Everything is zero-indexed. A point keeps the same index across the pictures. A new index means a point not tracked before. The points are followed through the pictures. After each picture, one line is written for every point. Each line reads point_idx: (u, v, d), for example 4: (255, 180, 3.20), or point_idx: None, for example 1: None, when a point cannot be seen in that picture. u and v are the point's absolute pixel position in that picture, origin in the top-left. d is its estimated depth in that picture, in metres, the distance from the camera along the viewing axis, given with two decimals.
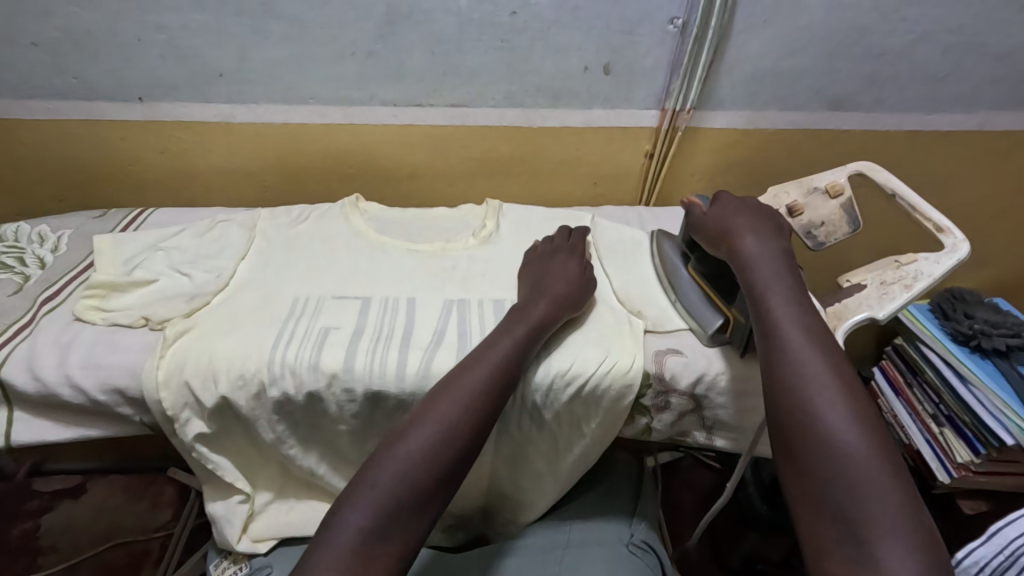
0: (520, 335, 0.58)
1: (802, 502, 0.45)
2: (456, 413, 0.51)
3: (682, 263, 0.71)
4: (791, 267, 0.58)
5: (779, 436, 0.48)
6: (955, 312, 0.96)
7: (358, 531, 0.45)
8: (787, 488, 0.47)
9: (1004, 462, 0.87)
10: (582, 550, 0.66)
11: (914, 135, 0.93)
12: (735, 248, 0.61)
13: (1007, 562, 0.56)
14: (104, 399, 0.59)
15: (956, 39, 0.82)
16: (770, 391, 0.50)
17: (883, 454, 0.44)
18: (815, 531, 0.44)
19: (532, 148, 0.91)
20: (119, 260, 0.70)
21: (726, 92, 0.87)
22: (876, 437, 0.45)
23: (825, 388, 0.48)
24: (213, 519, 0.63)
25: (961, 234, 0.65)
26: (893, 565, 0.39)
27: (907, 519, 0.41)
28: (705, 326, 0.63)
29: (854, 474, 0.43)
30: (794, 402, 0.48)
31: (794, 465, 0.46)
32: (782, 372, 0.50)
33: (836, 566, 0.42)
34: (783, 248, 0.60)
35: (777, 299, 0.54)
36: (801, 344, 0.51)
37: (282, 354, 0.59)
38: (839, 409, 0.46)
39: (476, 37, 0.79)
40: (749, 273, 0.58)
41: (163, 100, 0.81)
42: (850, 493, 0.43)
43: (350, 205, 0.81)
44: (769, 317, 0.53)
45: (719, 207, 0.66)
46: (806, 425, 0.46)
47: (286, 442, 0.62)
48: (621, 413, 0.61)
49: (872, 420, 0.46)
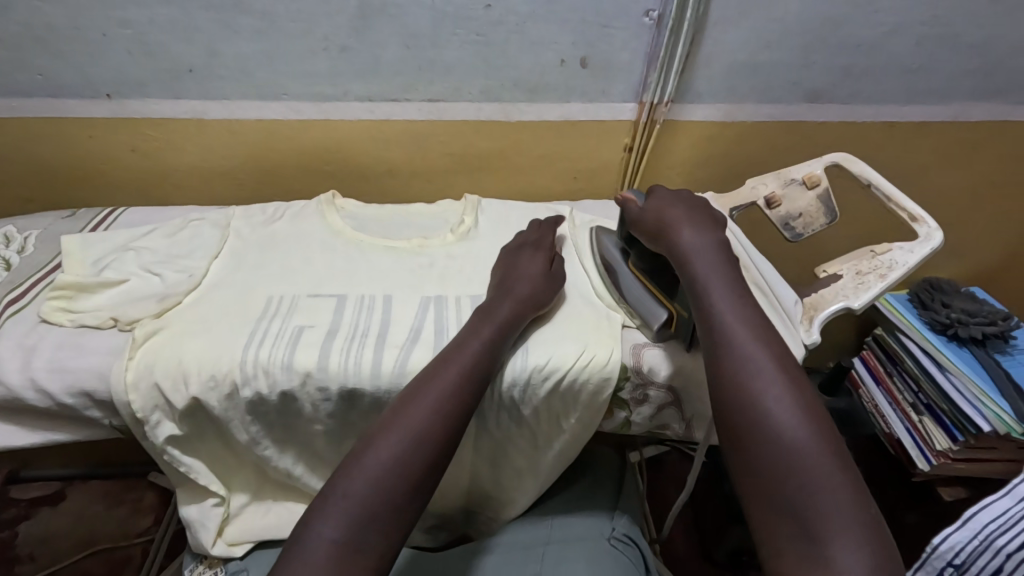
0: (487, 338, 0.57)
1: (757, 500, 0.44)
2: (424, 421, 0.50)
3: (622, 260, 0.69)
4: (728, 258, 0.58)
5: (730, 434, 0.47)
6: (932, 302, 0.97)
7: (332, 545, 0.44)
8: (740, 487, 0.46)
9: (984, 449, 0.87)
10: (563, 545, 0.66)
11: (890, 126, 0.94)
12: (674, 242, 0.60)
13: (981, 546, 0.56)
14: (71, 402, 0.57)
15: (930, 30, 0.83)
16: (717, 389, 0.49)
17: (831, 448, 0.44)
18: (770, 530, 0.42)
19: (511, 143, 0.90)
20: (88, 261, 0.69)
21: (704, 85, 0.87)
22: (823, 431, 0.45)
23: (769, 385, 0.47)
24: (186, 523, 0.62)
25: (934, 223, 0.65)
26: (847, 563, 0.39)
27: (859, 513, 0.41)
28: (651, 322, 0.62)
29: (803, 470, 0.43)
30: (742, 400, 0.47)
31: (745, 464, 0.45)
32: (727, 370, 0.49)
33: (792, 566, 0.40)
34: (721, 238, 0.59)
35: (719, 295, 0.54)
36: (745, 340, 0.50)
37: (254, 353, 0.58)
38: (785, 402, 0.46)
39: (451, 31, 0.78)
40: (688, 269, 0.57)
41: (132, 97, 0.80)
42: (802, 489, 0.42)
43: (326, 202, 0.80)
44: (712, 314, 0.53)
45: (654, 201, 0.65)
46: (756, 422, 0.46)
47: (260, 443, 0.61)
48: (600, 406, 0.61)
49: (817, 413, 0.46)
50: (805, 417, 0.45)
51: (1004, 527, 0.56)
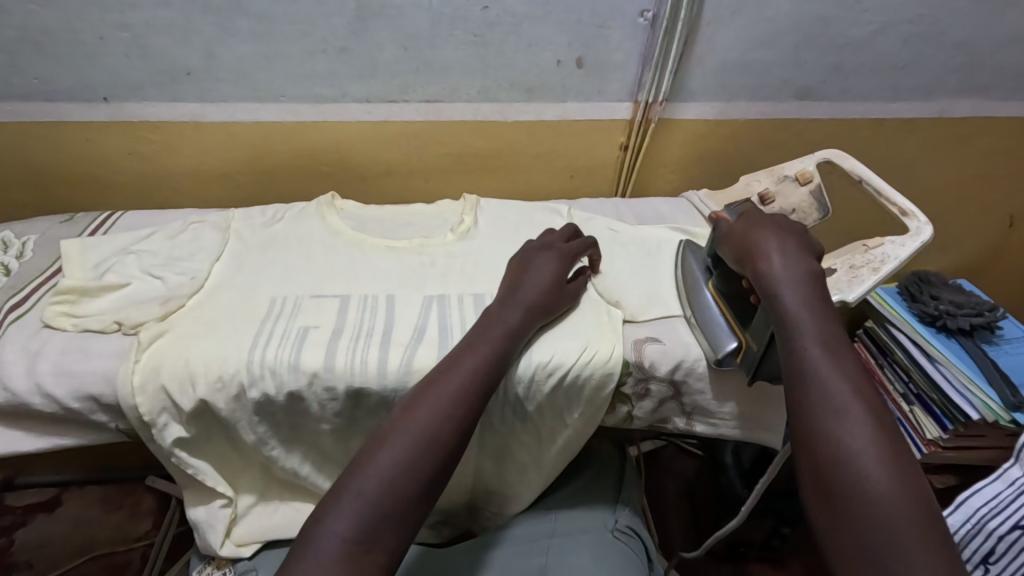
0: (496, 347, 0.57)
1: (845, 562, 0.41)
2: (435, 426, 0.51)
3: (704, 280, 0.69)
4: (821, 293, 0.54)
5: (818, 490, 0.44)
6: (921, 294, 0.99)
7: (343, 542, 0.44)
8: (828, 550, 0.42)
9: (972, 437, 0.90)
10: (567, 537, 0.67)
11: (878, 123, 0.96)
12: (760, 269, 0.56)
13: (973, 530, 0.58)
14: (78, 407, 0.57)
15: (916, 29, 0.85)
16: (804, 439, 0.46)
17: (925, 510, 0.40)
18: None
19: (507, 143, 0.91)
20: (88, 265, 0.69)
21: (697, 84, 0.88)
22: (918, 490, 0.41)
23: (865, 442, 0.44)
24: (194, 523, 0.62)
25: (924, 218, 0.67)
26: None
27: None
28: (717, 347, 0.61)
29: (898, 531, 0.39)
30: (832, 454, 0.44)
31: (832, 517, 0.42)
32: (815, 412, 0.47)
33: None
34: (814, 268, 0.56)
35: (809, 337, 0.50)
36: (832, 378, 0.48)
37: (261, 355, 0.58)
38: (876, 452, 0.43)
39: (448, 33, 0.79)
40: (775, 297, 0.54)
41: (130, 100, 0.80)
42: (893, 552, 0.39)
43: (326, 203, 0.80)
44: (797, 346, 0.50)
45: (743, 224, 0.63)
46: (847, 479, 0.43)
47: (267, 443, 0.61)
48: (603, 402, 0.62)
49: (918, 480, 0.42)
50: (898, 472, 0.42)
51: (996, 510, 0.58)
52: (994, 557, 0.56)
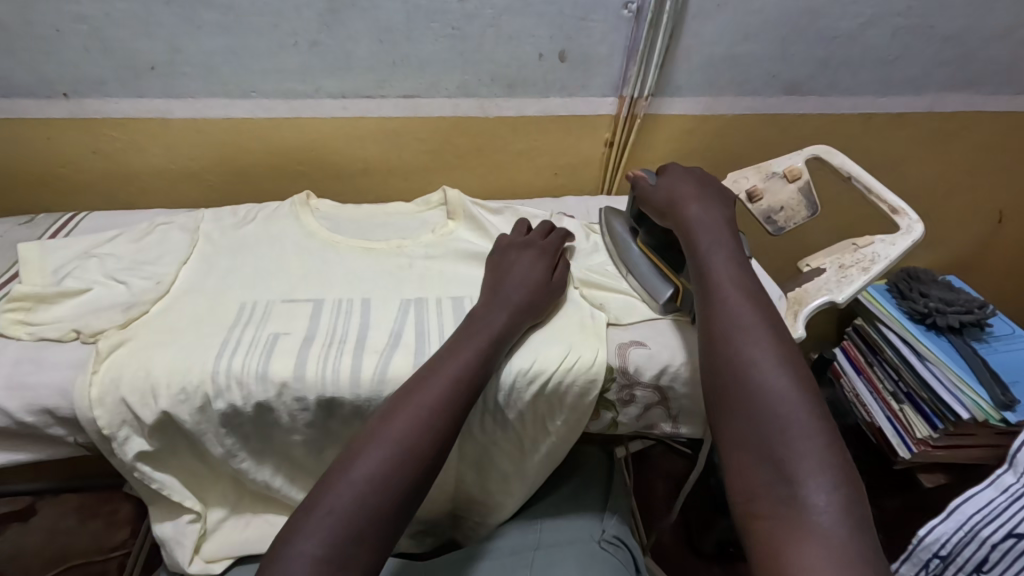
0: (478, 351, 0.55)
1: (734, 446, 0.45)
2: (409, 434, 0.49)
3: (631, 238, 0.72)
4: (732, 232, 0.60)
5: (714, 388, 0.49)
6: (911, 292, 0.98)
7: (315, 562, 0.42)
8: (720, 438, 0.47)
9: (963, 436, 0.88)
10: (552, 548, 0.65)
11: (867, 118, 0.94)
12: (682, 215, 0.62)
13: (966, 537, 0.58)
14: (32, 421, 0.54)
15: (906, 21, 0.83)
16: (706, 348, 0.52)
17: (812, 402, 0.46)
18: (745, 474, 0.44)
19: (490, 139, 0.89)
20: (48, 269, 0.65)
21: (683, 79, 0.86)
22: (804, 386, 0.47)
23: (758, 344, 0.49)
24: (161, 540, 0.59)
25: (915, 215, 0.65)
26: (818, 500, 0.40)
27: (833, 459, 0.42)
28: (656, 297, 0.65)
29: (780, 415, 0.45)
30: (727, 356, 0.49)
31: (729, 416, 0.47)
32: (718, 328, 0.52)
33: (767, 505, 0.42)
34: (726, 216, 0.62)
35: (716, 263, 0.56)
36: (732, 295, 0.53)
37: (227, 364, 0.55)
38: (770, 358, 0.48)
39: (424, 25, 0.76)
40: (692, 239, 0.60)
41: (91, 96, 0.76)
42: (776, 433, 0.44)
43: (300, 203, 0.78)
44: (705, 271, 0.56)
45: (668, 176, 0.67)
46: (739, 376, 0.48)
47: (236, 456, 0.59)
48: (587, 409, 0.59)
49: (802, 371, 0.48)
50: (791, 374, 0.47)
51: (989, 517, 0.58)
52: (987, 566, 0.57)
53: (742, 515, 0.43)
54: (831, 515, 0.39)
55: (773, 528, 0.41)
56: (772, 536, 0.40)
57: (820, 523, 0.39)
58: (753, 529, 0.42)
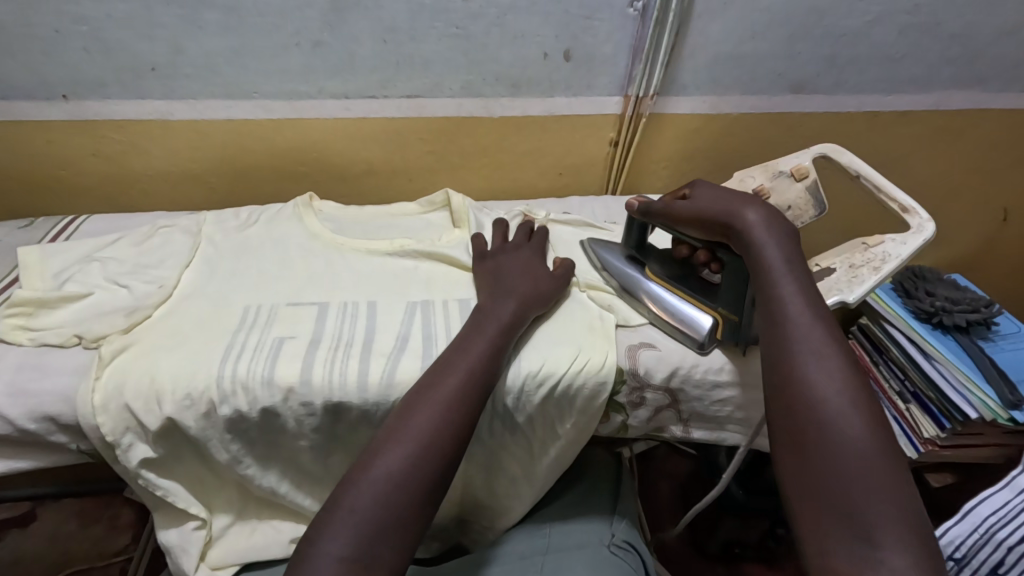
0: (489, 347, 0.54)
1: (806, 495, 0.42)
2: (431, 432, 0.48)
3: (638, 270, 0.68)
4: (798, 248, 0.54)
5: (788, 427, 0.45)
6: (917, 291, 0.98)
7: (341, 561, 0.41)
8: (790, 482, 0.43)
9: (971, 435, 0.86)
10: (563, 553, 0.65)
11: (873, 117, 0.93)
12: (739, 226, 0.56)
13: (981, 540, 0.58)
14: (34, 429, 0.54)
15: (913, 18, 0.82)
16: (778, 381, 0.47)
17: (887, 450, 0.42)
18: (816, 528, 0.40)
19: (494, 141, 0.88)
20: (48, 273, 0.65)
21: (689, 78, 0.85)
22: (889, 437, 0.42)
23: (834, 383, 0.45)
24: (166, 548, 0.58)
25: (926, 214, 0.65)
26: (901, 567, 0.37)
27: (917, 524, 0.39)
28: (695, 329, 0.60)
29: (861, 466, 0.41)
30: (802, 393, 0.45)
31: (802, 460, 0.43)
32: (794, 357, 0.47)
33: (842, 565, 0.38)
34: (791, 227, 0.56)
35: (788, 286, 0.51)
36: (806, 324, 0.49)
37: (232, 369, 0.55)
38: (843, 398, 0.44)
39: (429, 25, 0.75)
40: (756, 256, 0.54)
41: (90, 98, 0.75)
42: (857, 487, 0.40)
43: (303, 205, 0.77)
44: (775, 293, 0.51)
45: (703, 189, 0.62)
46: (816, 417, 0.44)
47: (241, 462, 0.58)
48: (596, 411, 0.59)
49: (882, 418, 0.44)
50: (867, 417, 0.43)
51: (1004, 520, 0.58)
52: (1003, 568, 0.56)
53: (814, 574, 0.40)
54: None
55: None
56: None
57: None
58: None
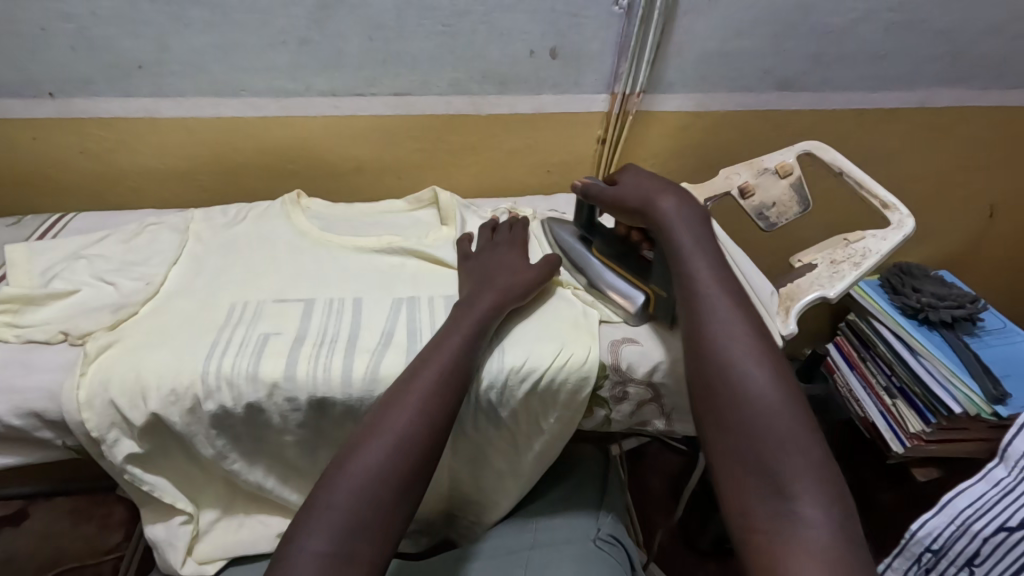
0: (464, 340, 0.55)
1: (727, 458, 0.46)
2: (408, 425, 0.49)
3: (584, 248, 0.71)
4: (710, 231, 0.59)
5: (706, 398, 0.49)
6: (903, 287, 0.98)
7: (319, 556, 0.42)
8: (712, 449, 0.47)
9: (957, 430, 0.88)
10: (549, 548, 0.65)
11: (859, 114, 0.94)
12: (658, 212, 0.61)
13: (958, 531, 0.59)
14: (20, 424, 0.54)
15: (897, 16, 0.83)
16: (696, 355, 0.51)
17: (798, 412, 0.46)
18: (738, 490, 0.44)
19: (482, 138, 0.88)
20: (35, 270, 0.65)
21: (676, 75, 0.86)
22: (794, 398, 0.47)
23: (745, 352, 0.49)
24: (153, 543, 0.59)
25: (906, 210, 0.65)
26: (812, 514, 0.41)
27: (824, 473, 0.43)
28: (630, 304, 0.63)
29: (773, 427, 0.45)
30: (718, 364, 0.49)
31: (721, 427, 0.47)
32: (709, 333, 0.51)
33: (761, 519, 0.42)
34: (704, 212, 0.61)
35: (701, 265, 0.56)
36: (718, 300, 0.53)
37: (217, 364, 0.55)
38: (757, 368, 0.48)
39: (416, 22, 0.75)
40: (673, 239, 0.58)
41: (78, 96, 0.75)
42: (771, 446, 0.44)
43: (291, 202, 0.77)
44: (691, 273, 0.55)
45: (631, 175, 0.66)
46: (731, 386, 0.48)
47: (227, 457, 0.58)
48: (579, 406, 0.59)
49: (788, 382, 0.49)
50: (776, 383, 0.48)
51: (981, 511, 0.58)
52: (979, 559, 0.58)
53: (737, 531, 0.43)
54: (821, 529, 0.40)
55: (770, 543, 0.41)
56: (771, 553, 0.40)
57: (812, 537, 0.40)
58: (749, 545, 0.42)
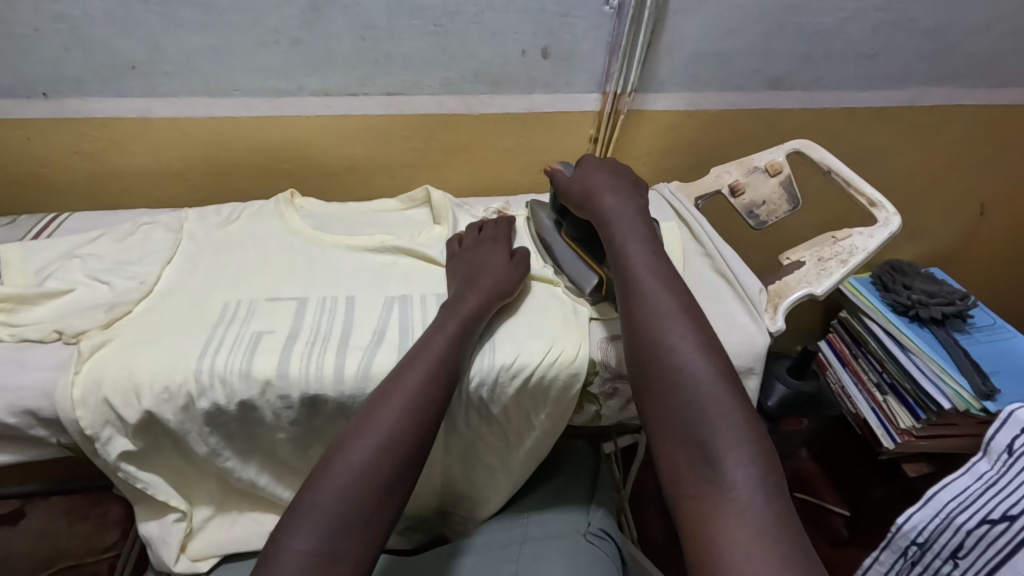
0: (450, 338, 0.56)
1: (661, 432, 0.47)
2: (393, 423, 0.49)
3: (555, 231, 0.72)
4: (647, 221, 0.62)
5: (640, 377, 0.51)
6: (894, 284, 0.99)
7: (304, 555, 0.42)
8: (649, 426, 0.49)
9: (946, 425, 0.89)
10: (540, 542, 0.66)
11: (849, 113, 0.95)
12: (597, 207, 0.64)
13: (942, 524, 0.60)
14: (14, 422, 0.54)
15: (886, 16, 0.84)
16: (629, 337, 0.53)
17: (727, 379, 0.47)
18: (671, 461, 0.45)
19: (475, 137, 0.89)
20: (29, 270, 0.65)
21: (666, 74, 0.86)
22: (721, 366, 0.49)
23: (673, 327, 0.51)
24: (147, 540, 0.59)
25: (892, 208, 0.66)
26: (736, 474, 0.42)
27: (748, 433, 0.44)
28: (583, 287, 0.65)
29: (697, 396, 0.47)
30: (647, 343, 0.51)
31: (655, 403, 0.49)
32: (639, 314, 0.53)
33: (691, 486, 0.43)
34: (639, 204, 0.64)
35: (634, 251, 0.58)
36: (649, 283, 0.55)
37: (210, 362, 0.55)
38: (687, 343, 0.50)
39: (407, 22, 0.76)
40: (610, 230, 0.61)
41: (71, 96, 0.75)
42: (696, 414, 0.46)
43: (284, 202, 0.78)
44: (624, 261, 0.58)
45: (582, 171, 0.69)
46: (660, 362, 0.50)
47: (220, 454, 0.59)
48: (569, 402, 0.60)
49: (717, 349, 0.50)
50: (703, 353, 0.49)
51: (964, 505, 0.59)
52: (963, 552, 0.58)
53: (673, 501, 0.45)
54: (749, 490, 0.41)
55: (699, 507, 0.42)
56: (700, 516, 0.41)
57: (739, 498, 0.41)
58: (683, 512, 0.43)
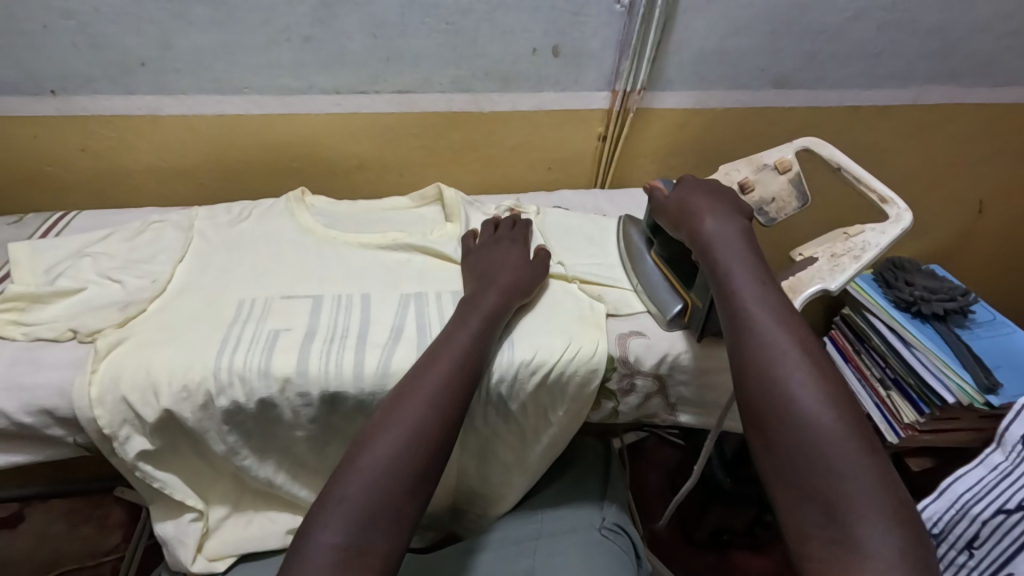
0: (473, 334, 0.56)
1: (780, 481, 0.44)
2: (417, 415, 0.49)
3: (646, 249, 0.71)
4: (752, 245, 0.58)
5: (753, 418, 0.48)
6: (896, 281, 1.01)
7: (335, 549, 0.43)
8: (766, 472, 0.46)
9: (948, 419, 0.90)
10: (555, 537, 0.66)
11: (852, 112, 0.96)
12: (697, 230, 0.61)
13: (957, 515, 0.61)
14: (30, 422, 0.54)
15: (890, 15, 0.85)
16: (738, 373, 0.50)
17: (855, 430, 0.44)
18: (795, 516, 0.43)
19: (484, 135, 0.89)
20: (39, 269, 0.64)
21: (675, 73, 0.87)
22: (849, 415, 0.45)
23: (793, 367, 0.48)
24: (163, 540, 0.59)
25: (903, 205, 0.67)
26: (874, 543, 0.39)
27: (886, 497, 0.41)
28: (664, 311, 0.63)
29: (824, 447, 0.43)
30: (761, 381, 0.48)
31: (771, 449, 0.45)
32: (751, 349, 0.50)
33: (821, 548, 0.40)
34: (741, 226, 0.60)
35: (740, 280, 0.54)
36: (761, 315, 0.51)
37: (228, 361, 0.55)
38: (810, 387, 0.46)
39: (419, 21, 0.76)
40: (712, 255, 0.58)
41: (80, 94, 0.75)
42: (823, 468, 0.42)
43: (295, 200, 0.77)
44: (728, 289, 0.54)
45: (682, 189, 0.66)
46: (777, 404, 0.46)
47: (238, 453, 0.58)
48: (587, 399, 0.60)
49: (841, 395, 0.46)
50: (827, 399, 0.46)
51: (979, 495, 0.60)
52: (978, 542, 0.59)
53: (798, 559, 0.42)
54: (889, 561, 0.38)
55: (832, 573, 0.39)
56: None
57: (877, 568, 0.38)
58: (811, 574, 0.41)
